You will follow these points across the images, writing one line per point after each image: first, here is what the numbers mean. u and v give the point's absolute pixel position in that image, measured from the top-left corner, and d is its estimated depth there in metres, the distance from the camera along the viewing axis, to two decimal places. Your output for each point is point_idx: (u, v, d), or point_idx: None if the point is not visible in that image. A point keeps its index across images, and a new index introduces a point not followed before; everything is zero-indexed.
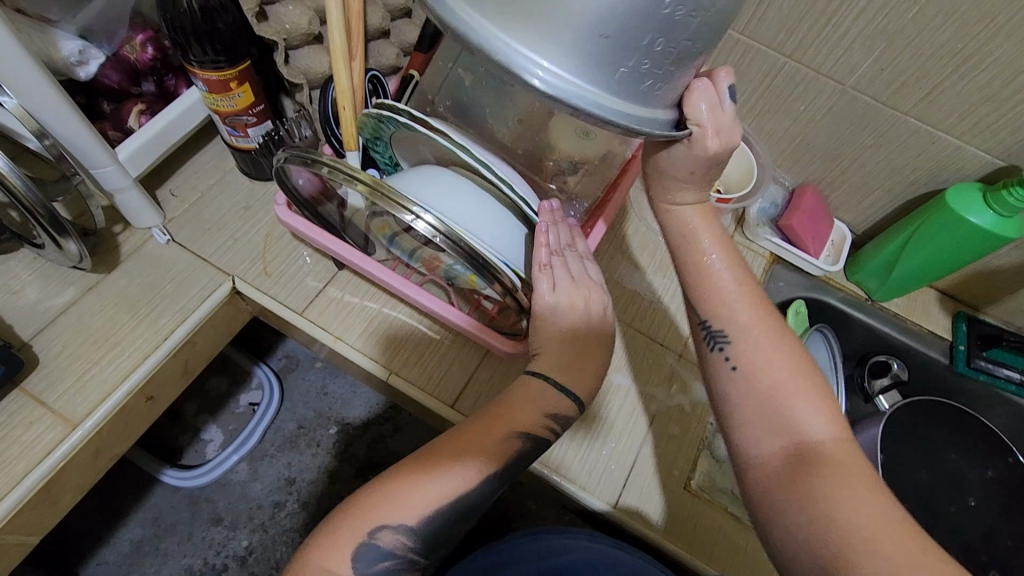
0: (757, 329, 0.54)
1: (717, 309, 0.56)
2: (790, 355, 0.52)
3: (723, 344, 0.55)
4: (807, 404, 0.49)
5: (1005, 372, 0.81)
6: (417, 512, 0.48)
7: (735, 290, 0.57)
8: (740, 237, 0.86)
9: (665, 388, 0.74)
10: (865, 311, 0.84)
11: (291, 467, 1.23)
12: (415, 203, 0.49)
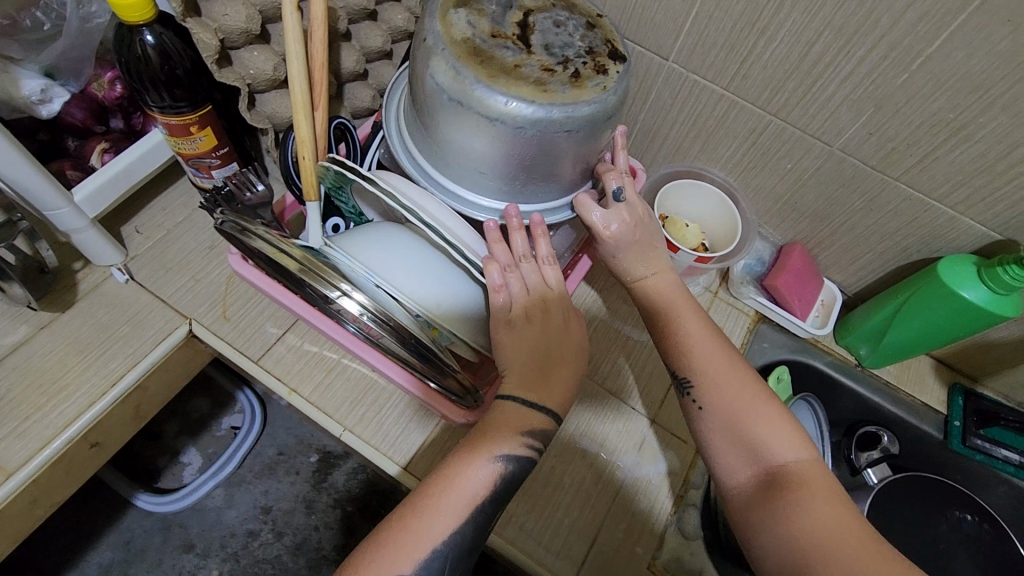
0: (714, 366, 0.55)
1: (679, 354, 0.57)
2: (749, 382, 0.54)
3: (688, 387, 0.55)
4: (773, 427, 0.51)
5: (1004, 453, 0.76)
6: (414, 560, 0.45)
7: (695, 326, 0.58)
8: (723, 294, 0.83)
9: (634, 455, 0.71)
10: (853, 378, 0.80)
11: (267, 495, 1.21)
12: (345, 280, 0.52)
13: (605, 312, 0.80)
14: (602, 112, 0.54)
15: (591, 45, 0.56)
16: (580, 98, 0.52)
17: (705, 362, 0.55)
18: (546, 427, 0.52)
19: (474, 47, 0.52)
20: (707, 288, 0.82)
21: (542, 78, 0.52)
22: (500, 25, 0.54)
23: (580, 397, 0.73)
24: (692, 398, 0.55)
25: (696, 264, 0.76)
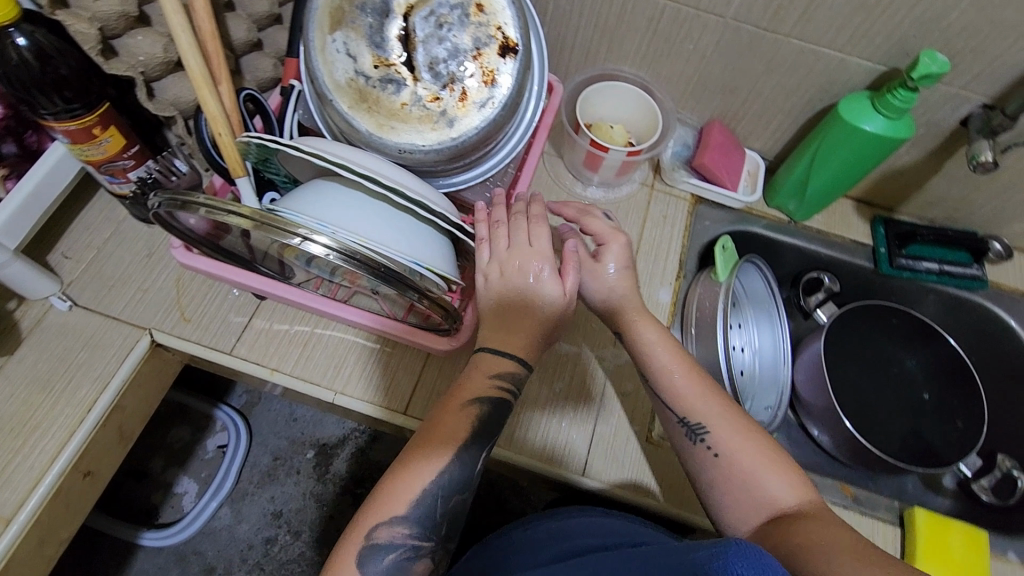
0: (723, 420, 0.59)
1: (693, 406, 0.60)
2: (758, 447, 0.58)
3: (703, 436, 0.59)
4: (776, 486, 0.56)
5: (925, 265, 0.84)
6: (409, 500, 0.52)
7: (684, 378, 0.62)
8: (660, 185, 0.87)
9: (613, 348, 0.76)
10: (791, 235, 0.86)
11: (275, 501, 1.21)
12: (302, 225, 0.50)
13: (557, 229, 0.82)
14: (492, 121, 0.58)
15: (479, 44, 0.57)
16: (467, 119, 0.57)
17: (708, 410, 0.60)
18: (516, 372, 0.57)
19: (360, 91, 0.57)
20: (643, 183, 0.86)
21: (429, 112, 0.57)
22: (383, 50, 0.57)
23: None
24: (707, 446, 0.59)
25: (628, 160, 0.79)
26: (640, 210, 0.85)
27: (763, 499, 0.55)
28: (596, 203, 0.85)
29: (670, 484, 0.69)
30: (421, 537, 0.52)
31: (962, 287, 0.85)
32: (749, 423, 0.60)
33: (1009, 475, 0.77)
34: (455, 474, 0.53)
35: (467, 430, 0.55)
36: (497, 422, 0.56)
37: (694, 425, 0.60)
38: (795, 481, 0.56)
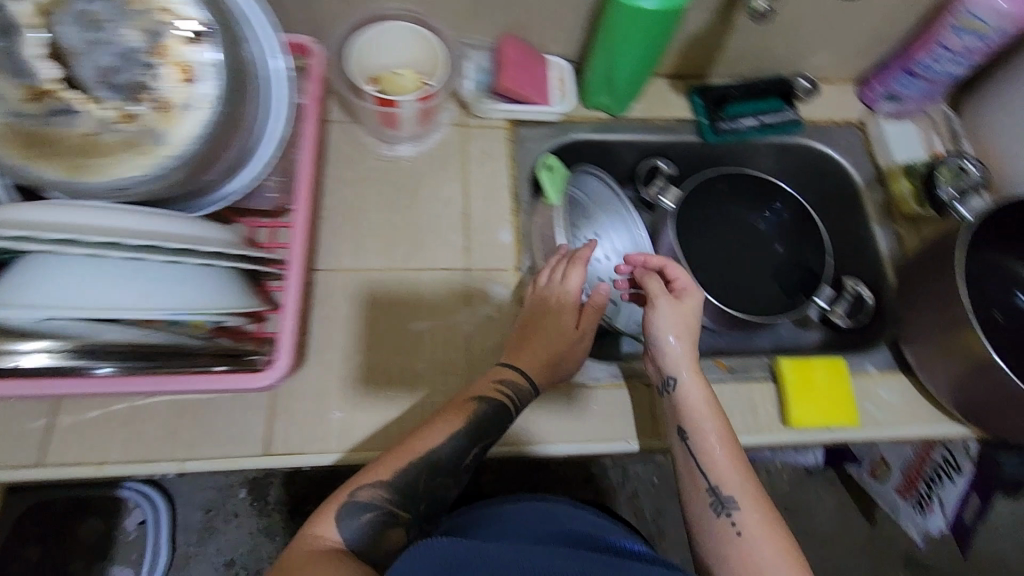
0: (750, 497, 0.59)
1: (726, 478, 0.60)
2: (779, 548, 0.56)
3: (730, 512, 0.58)
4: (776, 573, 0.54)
5: (745, 122, 0.84)
6: (398, 467, 0.57)
7: (723, 449, 0.61)
8: (472, 120, 0.80)
9: (467, 308, 0.71)
10: (615, 131, 0.84)
11: (223, 550, 1.14)
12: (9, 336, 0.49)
13: (379, 198, 0.75)
14: (202, 118, 0.53)
15: (154, 36, 0.52)
16: (171, 126, 0.53)
17: (734, 484, 0.60)
18: (518, 381, 0.64)
19: (29, 135, 0.51)
20: (454, 123, 0.80)
21: (127, 133, 0.52)
22: (29, 77, 0.50)
23: (392, 289, 0.71)
24: (732, 521, 0.58)
25: (423, 105, 0.72)
26: (458, 153, 0.79)
27: (769, 572, 0.54)
28: (411, 161, 0.78)
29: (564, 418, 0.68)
30: (396, 506, 0.56)
31: (783, 134, 0.87)
32: (778, 518, 0.58)
33: (857, 296, 0.82)
34: (450, 459, 0.59)
35: (472, 420, 0.61)
36: (495, 424, 0.61)
37: (713, 484, 0.60)
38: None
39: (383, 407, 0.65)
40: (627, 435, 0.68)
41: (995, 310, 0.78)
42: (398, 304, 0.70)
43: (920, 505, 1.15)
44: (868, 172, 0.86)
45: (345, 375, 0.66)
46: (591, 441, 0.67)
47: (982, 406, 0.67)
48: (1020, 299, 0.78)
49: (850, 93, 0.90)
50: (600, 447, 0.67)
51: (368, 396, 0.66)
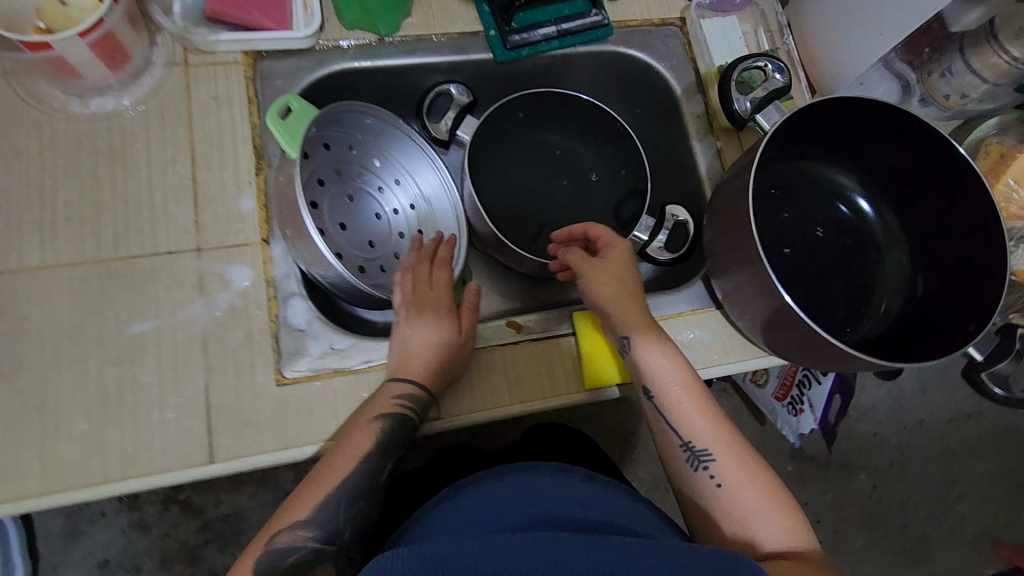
0: (728, 438, 0.54)
1: (695, 427, 0.55)
2: (766, 487, 0.52)
3: (707, 463, 0.53)
4: (762, 515, 0.50)
5: (541, 32, 0.72)
6: (314, 504, 0.51)
7: (691, 400, 0.56)
8: (195, 57, 0.64)
9: (200, 299, 0.58)
10: (384, 57, 0.69)
11: (97, 549, 1.07)
12: None
13: (77, 170, 0.59)
14: None
15: None
16: None
17: (707, 426, 0.54)
18: (415, 394, 0.57)
19: None
20: (169, 62, 0.63)
21: None
22: None
23: (100, 286, 0.57)
24: (710, 473, 0.53)
25: (93, 41, 0.56)
26: (180, 100, 0.63)
27: (761, 522, 0.50)
28: (115, 115, 0.61)
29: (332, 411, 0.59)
30: (319, 542, 0.50)
31: (590, 42, 0.74)
32: (751, 453, 0.54)
33: (676, 223, 0.74)
34: (367, 475, 0.53)
35: (385, 435, 0.55)
36: (400, 440, 0.56)
37: (689, 441, 0.54)
38: (790, 516, 0.51)
39: (96, 433, 0.54)
40: None
41: (817, 225, 0.72)
42: (104, 306, 0.57)
43: (793, 407, 1.13)
44: (687, 80, 0.75)
45: (40, 403, 0.54)
46: None
47: (784, 343, 0.63)
48: (842, 210, 0.71)
49: None
50: None
51: (72, 423, 0.54)
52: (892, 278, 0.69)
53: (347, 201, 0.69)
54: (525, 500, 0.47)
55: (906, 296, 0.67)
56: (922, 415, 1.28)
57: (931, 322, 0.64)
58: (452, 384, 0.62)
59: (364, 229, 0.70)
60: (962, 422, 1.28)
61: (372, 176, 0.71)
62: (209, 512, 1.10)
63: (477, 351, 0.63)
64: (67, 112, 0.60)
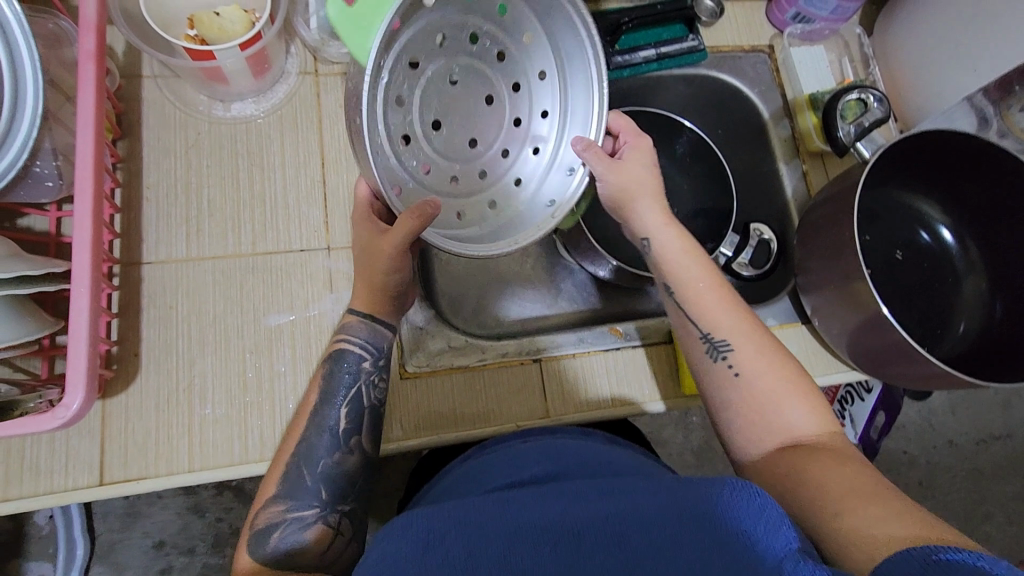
0: (754, 336, 0.53)
1: (715, 321, 0.54)
2: (784, 372, 0.52)
3: (727, 354, 0.53)
4: (789, 398, 0.50)
5: (642, 54, 0.76)
6: (279, 477, 0.52)
7: (713, 295, 0.55)
8: (325, 68, 0.68)
9: (329, 294, 0.62)
10: None
11: (152, 531, 1.10)
12: None
13: (217, 168, 0.63)
14: None
15: None
16: None
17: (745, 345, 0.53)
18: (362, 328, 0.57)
19: None
20: (301, 72, 0.67)
21: None
22: None
23: (241, 278, 0.61)
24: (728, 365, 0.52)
25: (249, 53, 0.60)
26: (310, 107, 0.67)
27: (776, 415, 0.50)
28: (252, 120, 0.65)
29: (395, 415, 0.63)
30: (305, 508, 0.51)
31: (685, 64, 0.78)
32: (777, 348, 0.53)
33: (761, 241, 0.77)
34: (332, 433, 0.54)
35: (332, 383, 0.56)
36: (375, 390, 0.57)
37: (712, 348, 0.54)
38: (813, 400, 0.51)
39: (237, 415, 0.57)
40: (517, 418, 0.64)
41: (896, 249, 0.75)
42: (244, 296, 0.60)
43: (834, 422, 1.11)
44: (774, 104, 0.79)
45: (189, 385, 0.57)
46: (480, 430, 0.63)
47: (869, 360, 0.66)
48: (923, 237, 0.75)
49: (759, 11, 0.81)
50: (488, 434, 0.63)
51: (216, 404, 0.57)
52: (968, 301, 0.73)
53: (410, 71, 0.45)
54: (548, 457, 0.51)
55: (984, 321, 0.71)
56: (951, 436, 1.26)
57: (1008, 344, 0.67)
58: (559, 385, 0.66)
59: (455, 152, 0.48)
60: (995, 444, 1.26)
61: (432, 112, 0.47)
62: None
63: (582, 354, 0.67)
64: (209, 115, 0.64)
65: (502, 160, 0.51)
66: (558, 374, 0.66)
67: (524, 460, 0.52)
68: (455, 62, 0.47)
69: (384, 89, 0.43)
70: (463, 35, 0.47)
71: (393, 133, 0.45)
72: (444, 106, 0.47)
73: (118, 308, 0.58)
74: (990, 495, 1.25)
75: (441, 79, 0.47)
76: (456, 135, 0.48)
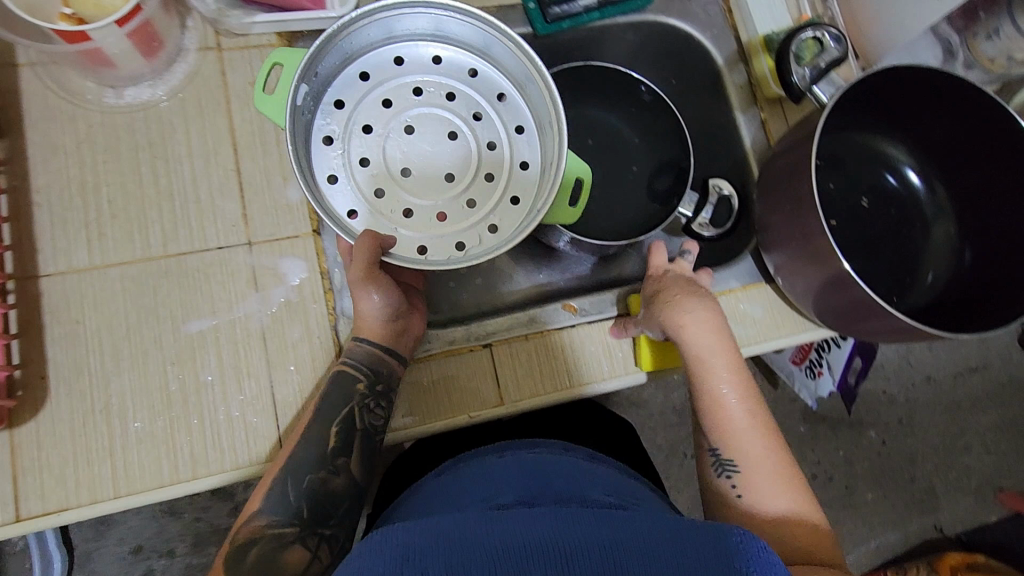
0: (766, 455, 0.50)
1: (729, 435, 0.51)
2: (794, 492, 0.48)
3: (731, 472, 0.50)
4: (783, 509, 0.48)
5: (582, 4, 0.70)
6: (265, 490, 0.50)
7: (738, 397, 0.52)
8: (228, 42, 0.61)
9: (255, 294, 0.57)
10: None
11: (128, 537, 1.04)
12: None
13: (115, 164, 0.57)
14: None
15: None
16: None
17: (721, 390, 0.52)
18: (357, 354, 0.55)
19: None
20: (201, 47, 0.60)
21: None
22: None
23: (154, 285, 0.55)
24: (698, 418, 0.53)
25: (130, 31, 0.53)
26: (215, 87, 0.60)
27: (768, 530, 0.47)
28: (149, 107, 0.59)
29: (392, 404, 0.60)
30: (281, 525, 0.48)
31: (629, 11, 0.72)
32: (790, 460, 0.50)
33: (721, 197, 0.73)
34: (317, 447, 0.52)
35: (326, 399, 0.53)
36: (369, 412, 0.54)
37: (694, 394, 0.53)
38: (809, 507, 0.48)
39: (163, 433, 0.53)
40: (470, 409, 0.61)
41: (862, 195, 0.72)
42: (158, 304, 0.55)
43: (812, 370, 1.09)
44: (728, 49, 0.74)
45: (105, 406, 0.53)
46: (431, 424, 0.60)
47: (835, 318, 0.63)
48: (889, 180, 0.71)
49: None
50: (440, 427, 0.60)
51: (139, 423, 0.53)
52: (939, 247, 0.69)
53: (363, 131, 0.56)
54: (527, 481, 0.48)
55: (953, 265, 0.68)
56: (929, 372, 1.26)
57: (979, 290, 0.64)
58: (513, 370, 0.62)
59: (435, 168, 0.57)
60: (972, 376, 1.26)
61: (394, 150, 0.57)
62: (238, 495, 1.06)
63: (535, 335, 0.63)
64: (100, 105, 0.58)
65: (491, 182, 0.57)
66: (512, 358, 0.62)
67: (505, 479, 0.48)
68: (410, 115, 0.57)
69: (344, 152, 0.56)
70: (407, 95, 0.57)
71: (361, 182, 0.56)
72: (415, 156, 0.57)
73: (17, 328, 0.53)
74: (969, 427, 1.25)
75: (405, 133, 0.57)
76: (433, 172, 0.57)
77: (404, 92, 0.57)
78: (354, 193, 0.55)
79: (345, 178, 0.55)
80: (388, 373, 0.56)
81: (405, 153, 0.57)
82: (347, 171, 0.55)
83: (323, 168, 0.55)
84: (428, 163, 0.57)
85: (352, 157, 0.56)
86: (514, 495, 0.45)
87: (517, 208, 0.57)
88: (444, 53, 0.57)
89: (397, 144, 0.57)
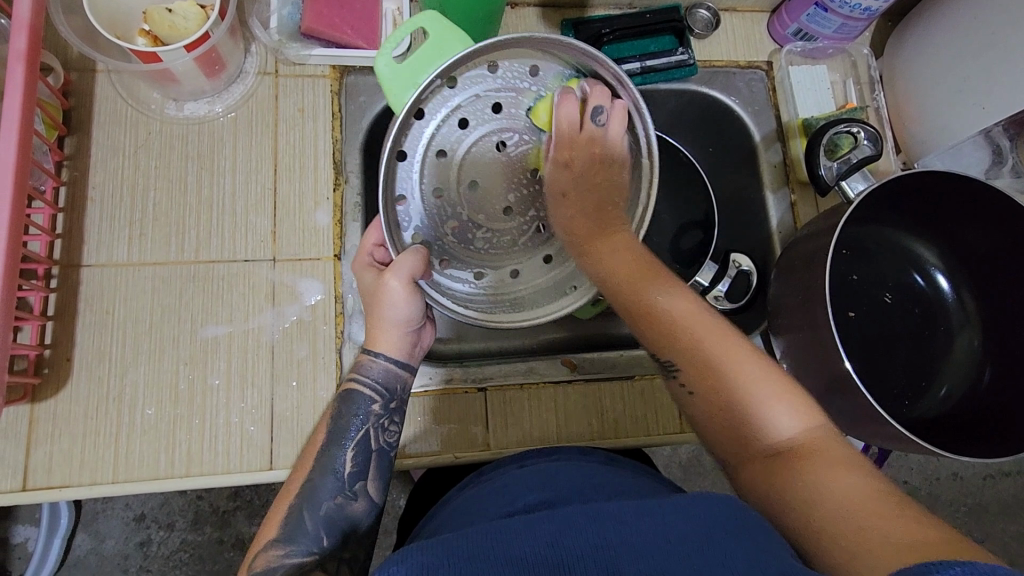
0: (722, 347, 0.47)
1: (672, 347, 0.48)
2: (753, 379, 0.45)
3: (675, 371, 0.48)
4: (764, 400, 0.44)
5: (626, 68, 0.70)
6: (281, 517, 0.48)
7: (699, 326, 0.47)
8: (285, 69, 0.65)
9: (270, 308, 0.60)
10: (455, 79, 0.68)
11: (133, 505, 1.07)
12: None
13: (164, 169, 0.61)
14: None
15: None
16: None
17: (693, 350, 0.47)
18: (366, 372, 0.55)
19: None
20: (260, 72, 0.65)
21: None
22: None
23: (181, 288, 0.59)
24: (679, 382, 0.48)
25: (197, 56, 0.57)
26: (267, 110, 0.64)
27: (734, 426, 0.45)
28: (203, 122, 0.63)
29: None
30: (303, 555, 0.46)
31: (673, 80, 0.73)
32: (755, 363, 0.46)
33: (739, 272, 0.72)
34: (334, 472, 0.51)
35: (337, 419, 0.53)
36: (381, 433, 0.54)
37: (671, 360, 0.48)
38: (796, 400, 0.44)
39: (166, 427, 0.57)
40: (457, 449, 0.62)
41: (886, 291, 0.70)
42: (181, 305, 0.59)
43: None
44: (767, 127, 0.74)
45: (119, 394, 0.57)
46: (416, 458, 0.62)
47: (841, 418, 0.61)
48: (917, 281, 0.70)
49: (760, 24, 0.76)
50: (424, 463, 0.62)
51: (146, 415, 0.56)
52: (958, 362, 0.68)
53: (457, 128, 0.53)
54: (541, 487, 0.49)
55: (969, 385, 0.66)
56: (957, 469, 1.18)
57: (990, 417, 0.62)
58: (503, 417, 0.63)
59: (493, 192, 0.55)
60: (1003, 480, 1.18)
61: (472, 166, 0.54)
62: None
63: (530, 387, 0.64)
64: (160, 115, 0.62)
65: (555, 208, 0.56)
66: (504, 405, 0.64)
67: (520, 489, 0.49)
68: (493, 132, 0.54)
69: (423, 147, 0.52)
70: (494, 105, 0.53)
71: (431, 188, 0.53)
72: (484, 167, 0.54)
73: (54, 310, 0.57)
74: (992, 535, 1.17)
75: (487, 142, 0.54)
76: (500, 191, 0.55)
77: (495, 102, 0.53)
78: (417, 176, 0.52)
79: (416, 189, 0.53)
80: (400, 390, 0.56)
81: (471, 169, 0.54)
82: (421, 159, 0.52)
83: (399, 184, 0.52)
84: (489, 179, 0.55)
85: (430, 168, 0.53)
86: (530, 503, 0.47)
87: (575, 240, 0.56)
88: (547, 71, 0.53)
89: (478, 145, 0.54)
